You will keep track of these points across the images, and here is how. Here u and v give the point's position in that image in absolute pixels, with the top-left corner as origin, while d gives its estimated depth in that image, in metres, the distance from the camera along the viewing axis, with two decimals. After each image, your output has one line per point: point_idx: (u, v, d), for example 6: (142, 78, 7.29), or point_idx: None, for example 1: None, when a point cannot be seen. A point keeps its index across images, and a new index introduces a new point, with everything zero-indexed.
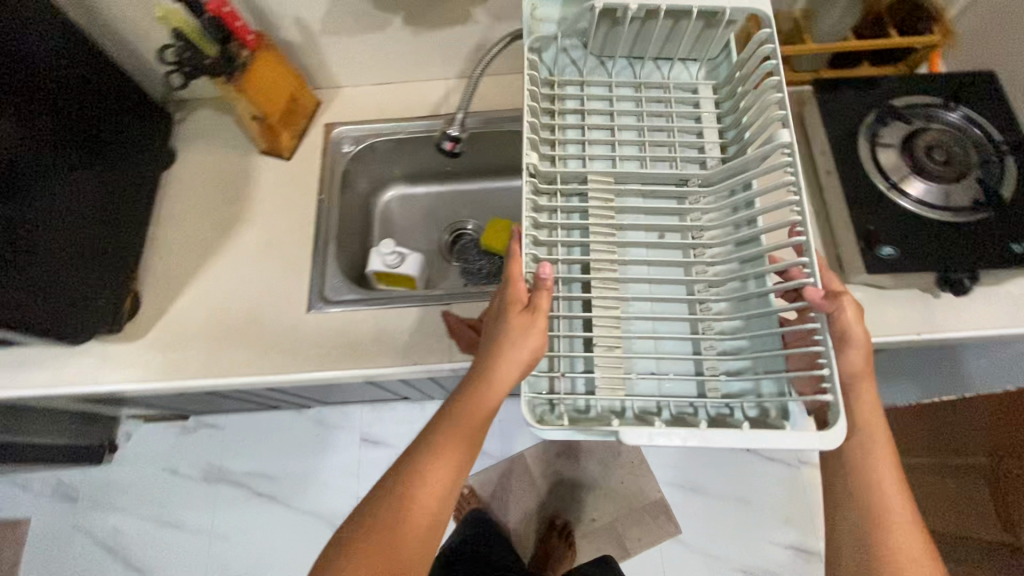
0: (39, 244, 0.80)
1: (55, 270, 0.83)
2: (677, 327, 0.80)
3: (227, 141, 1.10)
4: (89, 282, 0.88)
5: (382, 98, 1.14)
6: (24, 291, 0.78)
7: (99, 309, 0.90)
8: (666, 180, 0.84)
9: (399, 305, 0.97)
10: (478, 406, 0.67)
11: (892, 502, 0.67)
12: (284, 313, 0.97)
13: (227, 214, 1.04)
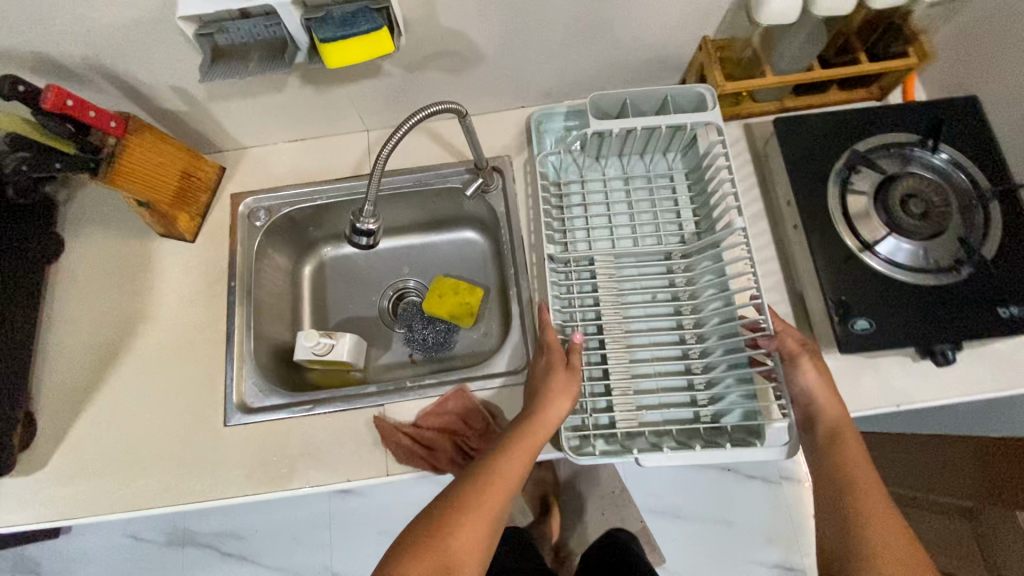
0: None
1: None
2: (661, 373, 0.85)
3: (122, 224, 0.97)
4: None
5: (295, 157, 1.00)
6: None
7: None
8: (653, 253, 0.90)
9: (328, 407, 0.87)
10: (514, 456, 0.68)
11: (876, 508, 0.64)
12: (198, 426, 0.86)
13: (129, 312, 0.92)
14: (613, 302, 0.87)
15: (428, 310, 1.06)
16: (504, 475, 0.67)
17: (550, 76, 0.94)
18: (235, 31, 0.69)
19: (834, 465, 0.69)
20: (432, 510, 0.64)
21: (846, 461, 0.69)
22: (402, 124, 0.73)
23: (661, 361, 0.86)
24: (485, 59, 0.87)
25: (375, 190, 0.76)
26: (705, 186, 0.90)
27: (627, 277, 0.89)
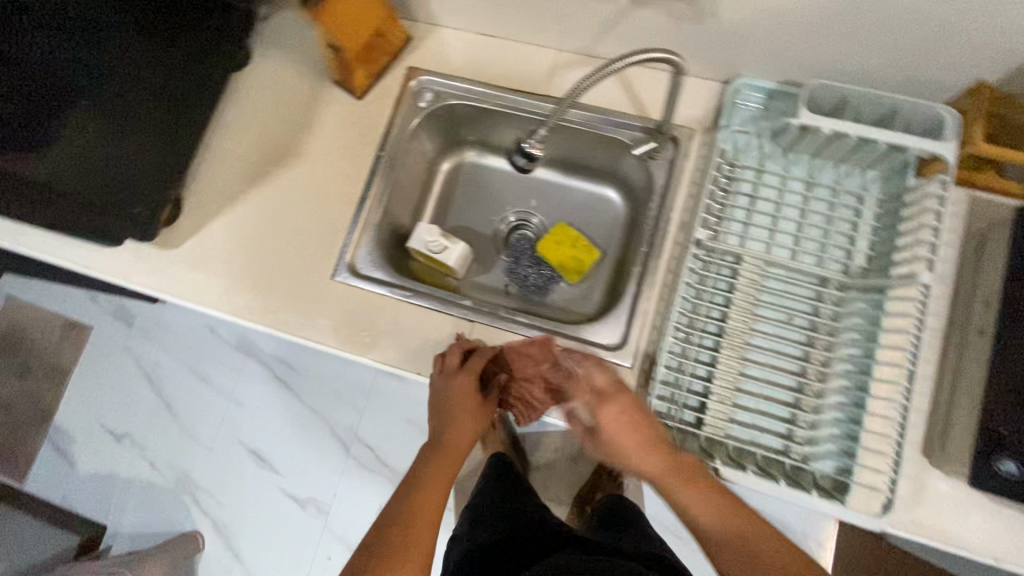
0: None
1: None
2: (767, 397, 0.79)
3: (304, 57, 0.99)
4: (129, 188, 0.84)
5: (478, 50, 0.96)
6: None
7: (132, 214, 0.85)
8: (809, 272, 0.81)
9: (422, 302, 0.90)
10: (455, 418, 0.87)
11: (706, 509, 0.70)
12: (308, 270, 0.91)
13: (284, 142, 0.96)
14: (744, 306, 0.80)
15: (540, 250, 1.04)
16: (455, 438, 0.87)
17: (777, 60, 0.83)
18: None
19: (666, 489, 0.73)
20: (428, 453, 0.86)
21: (677, 498, 0.71)
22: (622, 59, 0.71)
23: (772, 382, 0.79)
24: (719, 17, 0.78)
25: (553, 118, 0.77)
26: (903, 228, 0.78)
27: (769, 286, 0.81)
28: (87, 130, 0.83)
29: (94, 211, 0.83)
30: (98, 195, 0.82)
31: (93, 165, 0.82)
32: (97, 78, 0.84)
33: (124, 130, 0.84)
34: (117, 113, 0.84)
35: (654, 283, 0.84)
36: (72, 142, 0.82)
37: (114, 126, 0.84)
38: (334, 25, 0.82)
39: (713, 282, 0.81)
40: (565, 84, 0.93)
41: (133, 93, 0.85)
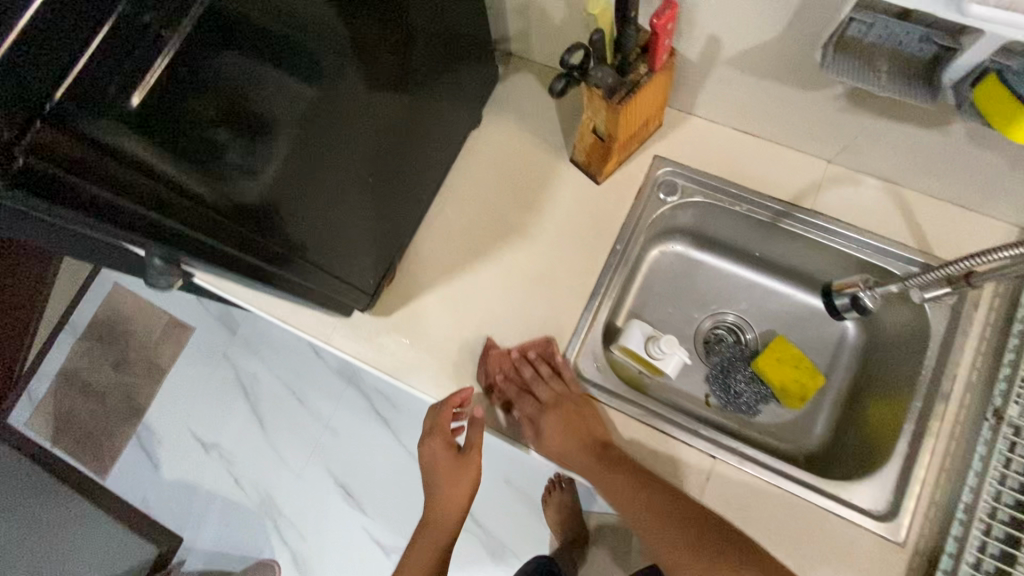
0: (348, 173, 0.69)
1: (350, 212, 0.73)
2: None
3: (540, 129, 0.93)
4: (356, 252, 0.78)
5: (735, 148, 0.89)
6: (322, 233, 0.69)
7: (365, 269, 0.81)
8: None
9: (652, 421, 0.81)
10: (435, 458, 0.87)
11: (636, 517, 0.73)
12: (526, 364, 0.83)
13: (510, 217, 0.90)
14: None
15: (757, 366, 0.95)
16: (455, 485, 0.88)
17: None
18: (893, 30, 0.56)
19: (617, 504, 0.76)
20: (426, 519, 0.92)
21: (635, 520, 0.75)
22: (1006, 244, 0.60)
23: None
24: None
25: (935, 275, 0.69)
26: None
27: None
28: (314, 171, 0.63)
29: (305, 270, 0.69)
30: (305, 252, 0.67)
31: (308, 214, 0.65)
32: (351, 107, 0.63)
33: (344, 175, 0.68)
34: (345, 153, 0.66)
35: (931, 447, 0.75)
36: (295, 180, 0.60)
37: (336, 168, 0.66)
38: (623, 117, 0.75)
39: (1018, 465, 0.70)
40: (834, 201, 0.85)
41: (364, 130, 0.68)
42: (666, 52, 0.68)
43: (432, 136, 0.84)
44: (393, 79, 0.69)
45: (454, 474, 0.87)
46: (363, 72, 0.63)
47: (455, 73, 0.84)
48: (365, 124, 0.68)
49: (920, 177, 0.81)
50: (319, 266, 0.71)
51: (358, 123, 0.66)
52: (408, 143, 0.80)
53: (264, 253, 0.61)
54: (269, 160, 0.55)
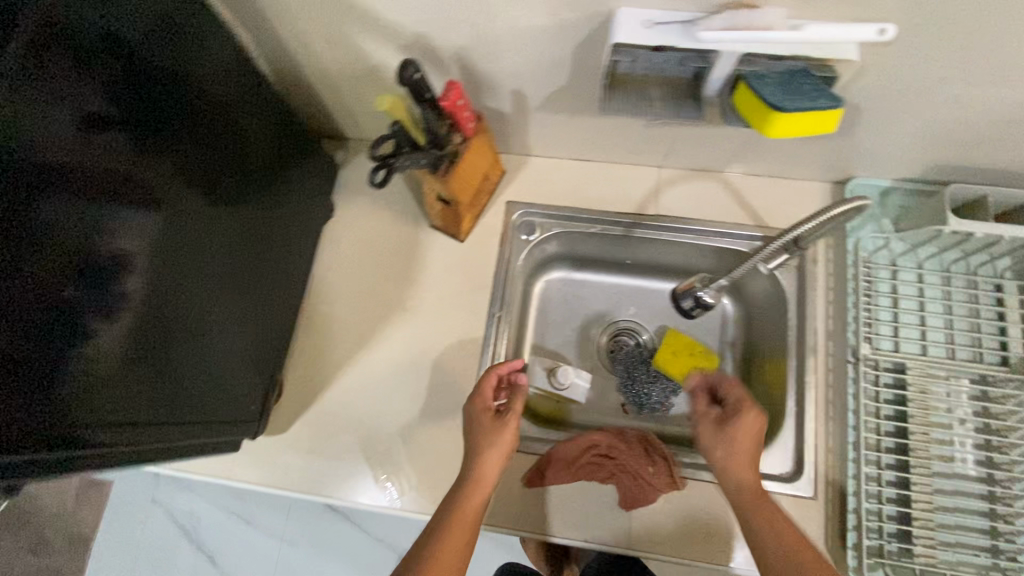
0: (216, 294, 0.68)
1: (227, 333, 0.71)
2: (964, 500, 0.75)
3: (393, 202, 0.93)
4: (240, 374, 0.75)
5: (576, 176, 0.94)
6: (203, 363, 0.67)
7: (252, 390, 0.78)
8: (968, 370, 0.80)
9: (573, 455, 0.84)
10: (490, 462, 0.73)
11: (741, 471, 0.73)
12: (438, 436, 0.83)
13: (385, 296, 0.89)
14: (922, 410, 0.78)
15: (659, 364, 1.00)
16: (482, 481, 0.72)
17: (893, 164, 0.83)
18: (652, 62, 0.62)
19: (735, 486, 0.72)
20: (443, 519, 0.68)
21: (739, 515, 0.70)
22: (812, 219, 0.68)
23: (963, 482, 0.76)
24: (845, 135, 0.78)
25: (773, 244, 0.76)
26: None
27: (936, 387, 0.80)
28: (176, 300, 0.60)
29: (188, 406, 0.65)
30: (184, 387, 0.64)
31: (181, 345, 0.62)
32: (196, 228, 0.63)
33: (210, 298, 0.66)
34: (206, 275, 0.65)
35: (813, 400, 0.81)
36: (154, 317, 0.57)
37: (199, 291, 0.64)
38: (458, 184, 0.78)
39: (881, 394, 0.79)
40: (676, 201, 0.91)
41: (221, 246, 0.67)
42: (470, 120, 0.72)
43: (292, 235, 0.84)
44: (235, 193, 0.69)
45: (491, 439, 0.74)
46: (200, 194, 0.63)
47: (300, 169, 0.84)
48: (220, 240, 0.67)
49: (738, 163, 0.89)
50: (202, 397, 0.68)
51: (212, 241, 0.65)
52: (270, 250, 0.79)
53: (137, 402, 0.56)
54: (118, 302, 0.52)
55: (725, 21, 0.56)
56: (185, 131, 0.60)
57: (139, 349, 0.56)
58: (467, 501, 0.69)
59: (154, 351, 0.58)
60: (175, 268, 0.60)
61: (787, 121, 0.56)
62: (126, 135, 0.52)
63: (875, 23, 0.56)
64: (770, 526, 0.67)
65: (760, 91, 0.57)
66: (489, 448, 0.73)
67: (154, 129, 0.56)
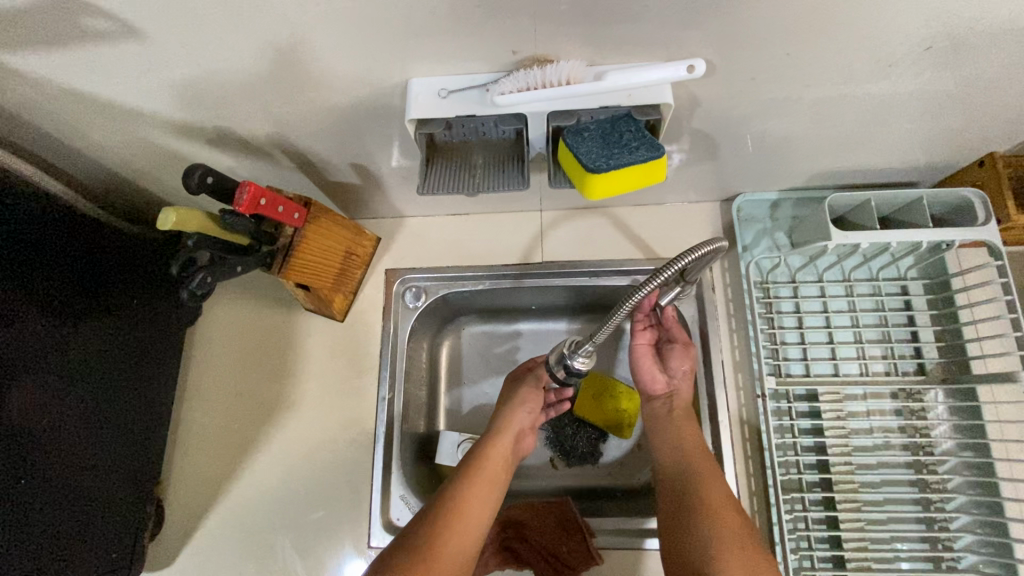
0: (51, 445, 0.61)
1: (76, 483, 0.64)
2: (897, 524, 0.70)
3: (265, 290, 0.87)
4: (111, 507, 0.70)
5: (457, 233, 0.88)
6: (43, 526, 0.60)
7: (114, 538, 0.70)
8: (883, 384, 0.75)
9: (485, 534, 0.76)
10: (512, 427, 0.75)
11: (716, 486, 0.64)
12: (338, 541, 0.76)
13: (266, 394, 0.83)
14: (840, 435, 0.72)
15: (580, 412, 0.93)
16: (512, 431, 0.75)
17: (774, 177, 0.78)
18: (466, 128, 0.56)
19: (681, 466, 0.67)
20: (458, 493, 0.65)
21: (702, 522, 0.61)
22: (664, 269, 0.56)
23: (889, 502, 0.72)
24: (712, 157, 0.73)
25: (628, 310, 0.58)
26: (952, 318, 0.75)
27: (852, 408, 0.74)
28: (15, 444, 0.57)
29: (44, 557, 0.60)
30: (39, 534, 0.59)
31: (28, 491, 0.58)
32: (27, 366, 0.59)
33: (60, 433, 0.63)
34: (50, 410, 0.61)
35: (731, 441, 0.75)
36: None
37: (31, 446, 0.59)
38: (307, 272, 0.72)
39: (798, 424, 0.74)
40: (562, 244, 0.86)
41: (66, 375, 0.64)
42: (295, 209, 0.65)
43: (151, 353, 0.78)
44: (58, 331, 0.63)
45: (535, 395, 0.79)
46: (28, 330, 0.59)
47: (148, 281, 0.78)
48: (43, 387, 0.61)
49: (619, 196, 0.84)
50: (63, 542, 0.63)
51: (30, 392, 0.59)
52: (137, 366, 0.75)
53: None
54: None
55: (517, 83, 0.51)
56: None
57: None
58: (489, 451, 0.71)
59: None
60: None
61: (609, 178, 0.51)
62: None
63: (685, 58, 0.51)
64: (681, 478, 0.66)
65: (575, 148, 0.52)
66: (520, 408, 0.77)
67: None
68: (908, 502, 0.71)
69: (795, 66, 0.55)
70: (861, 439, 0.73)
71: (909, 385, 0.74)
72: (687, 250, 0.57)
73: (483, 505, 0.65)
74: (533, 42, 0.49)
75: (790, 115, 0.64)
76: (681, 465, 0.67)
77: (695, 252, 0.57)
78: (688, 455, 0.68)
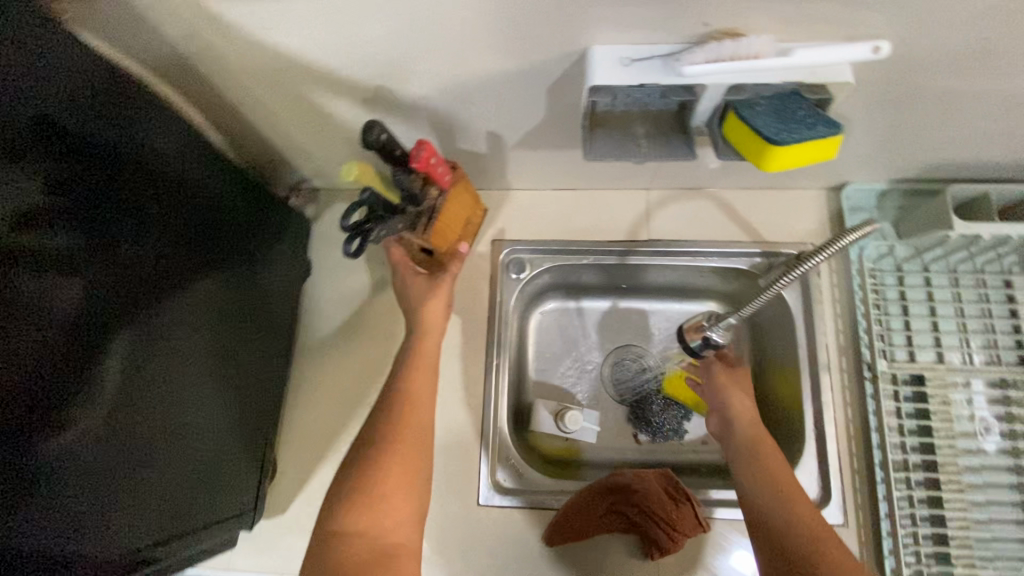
0: (201, 372, 0.67)
1: (220, 411, 0.70)
2: (1000, 510, 0.72)
3: (374, 253, 0.89)
4: (227, 464, 0.71)
5: (563, 207, 0.90)
6: (199, 446, 0.66)
7: (247, 472, 0.75)
8: (987, 375, 0.77)
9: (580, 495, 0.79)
10: (422, 371, 0.75)
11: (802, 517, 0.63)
12: (446, 497, 0.79)
13: (375, 354, 0.85)
14: (944, 420, 0.75)
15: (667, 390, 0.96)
16: (431, 334, 0.77)
17: (889, 168, 0.80)
18: (634, 98, 0.58)
19: (775, 488, 0.65)
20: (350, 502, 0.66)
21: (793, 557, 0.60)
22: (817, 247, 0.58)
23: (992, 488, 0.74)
24: (838, 143, 0.74)
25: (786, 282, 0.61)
26: None
27: (956, 395, 0.76)
28: (174, 366, 0.63)
29: (165, 515, 0.62)
30: (163, 495, 0.61)
31: (151, 456, 0.59)
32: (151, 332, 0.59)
33: (176, 396, 0.63)
34: (167, 376, 0.62)
35: (833, 420, 0.78)
36: (139, 396, 0.58)
37: (185, 370, 0.64)
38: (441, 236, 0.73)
39: (902, 408, 0.76)
40: (668, 223, 0.88)
41: (189, 328, 0.65)
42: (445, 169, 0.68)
43: (276, 300, 0.82)
44: (206, 267, 0.67)
45: (428, 301, 0.78)
46: (177, 265, 0.63)
47: (272, 230, 0.81)
48: (199, 316, 0.66)
49: (730, 180, 0.86)
50: (185, 499, 0.64)
51: (189, 320, 0.65)
52: (245, 329, 0.75)
53: (130, 488, 0.57)
54: (99, 388, 0.53)
55: (709, 54, 0.52)
56: (123, 236, 0.56)
57: (131, 432, 0.56)
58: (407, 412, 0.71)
59: (145, 436, 0.58)
60: (153, 349, 0.59)
61: (789, 152, 0.52)
62: (87, 236, 0.52)
63: (869, 40, 0.52)
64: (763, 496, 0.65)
65: (754, 122, 0.54)
66: (428, 327, 0.77)
67: (116, 222, 0.55)
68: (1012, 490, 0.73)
69: (964, 54, 0.56)
70: (965, 426, 0.76)
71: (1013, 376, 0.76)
72: (850, 230, 0.57)
73: (404, 502, 0.67)
74: (729, 14, 0.50)
75: (933, 105, 0.65)
76: (768, 484, 0.66)
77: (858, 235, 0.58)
78: (787, 481, 0.66)
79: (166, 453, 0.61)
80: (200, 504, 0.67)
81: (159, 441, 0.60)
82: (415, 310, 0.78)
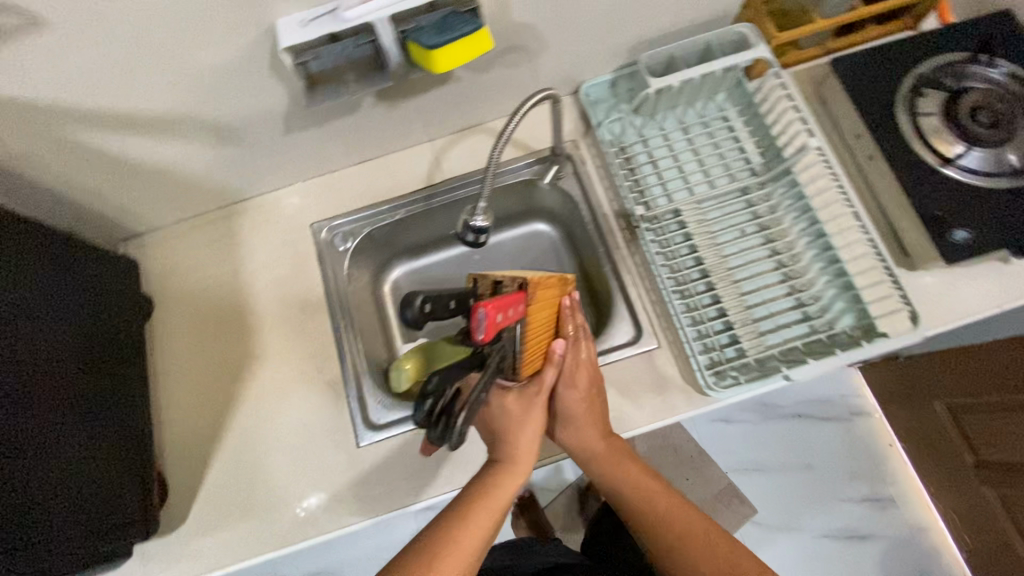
0: (74, 410, 0.71)
1: (95, 442, 0.73)
2: (767, 290, 0.88)
3: (210, 271, 0.97)
4: (111, 483, 0.75)
5: (363, 179, 1.01)
6: (80, 476, 0.69)
7: (131, 492, 0.78)
8: (731, 192, 0.93)
9: None
10: (524, 433, 0.72)
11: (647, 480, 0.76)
12: (330, 452, 0.86)
13: (233, 356, 0.92)
14: (707, 238, 0.90)
15: None
16: (520, 458, 0.71)
17: (605, 60, 0.96)
18: (330, 52, 0.70)
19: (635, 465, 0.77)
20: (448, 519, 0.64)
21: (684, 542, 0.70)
22: (517, 114, 0.73)
23: (761, 279, 0.88)
24: (548, 51, 0.89)
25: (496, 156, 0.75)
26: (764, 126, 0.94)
27: (713, 217, 0.92)
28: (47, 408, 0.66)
29: (55, 523, 0.65)
30: (50, 524, 0.64)
31: (31, 483, 0.62)
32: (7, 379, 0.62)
33: (53, 421, 0.66)
34: (48, 390, 0.67)
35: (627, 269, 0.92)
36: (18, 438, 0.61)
37: (60, 413, 0.68)
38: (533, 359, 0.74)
39: (673, 239, 0.91)
40: (455, 162, 1.01)
41: (53, 373, 0.68)
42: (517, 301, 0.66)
43: (118, 333, 0.85)
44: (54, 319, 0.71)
45: (525, 408, 0.73)
46: (27, 324, 0.67)
47: (100, 271, 0.85)
48: (59, 363, 0.70)
49: (492, 111, 1.00)
50: (75, 511, 0.67)
51: (53, 365, 0.69)
52: (97, 367, 0.78)
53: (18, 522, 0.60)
54: None
55: None
56: None
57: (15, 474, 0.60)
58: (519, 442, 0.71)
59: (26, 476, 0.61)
60: (23, 395, 0.63)
61: (446, 53, 0.68)
62: None
63: None
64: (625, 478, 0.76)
65: (419, 40, 0.68)
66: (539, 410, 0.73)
67: None
68: (775, 274, 0.89)
69: None
70: (726, 237, 0.91)
71: (750, 185, 0.93)
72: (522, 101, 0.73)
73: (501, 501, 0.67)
74: None
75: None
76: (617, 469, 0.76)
77: (531, 102, 0.73)
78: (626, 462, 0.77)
79: (52, 485, 0.65)
80: (90, 527, 0.70)
81: (43, 477, 0.64)
82: (508, 435, 0.72)
